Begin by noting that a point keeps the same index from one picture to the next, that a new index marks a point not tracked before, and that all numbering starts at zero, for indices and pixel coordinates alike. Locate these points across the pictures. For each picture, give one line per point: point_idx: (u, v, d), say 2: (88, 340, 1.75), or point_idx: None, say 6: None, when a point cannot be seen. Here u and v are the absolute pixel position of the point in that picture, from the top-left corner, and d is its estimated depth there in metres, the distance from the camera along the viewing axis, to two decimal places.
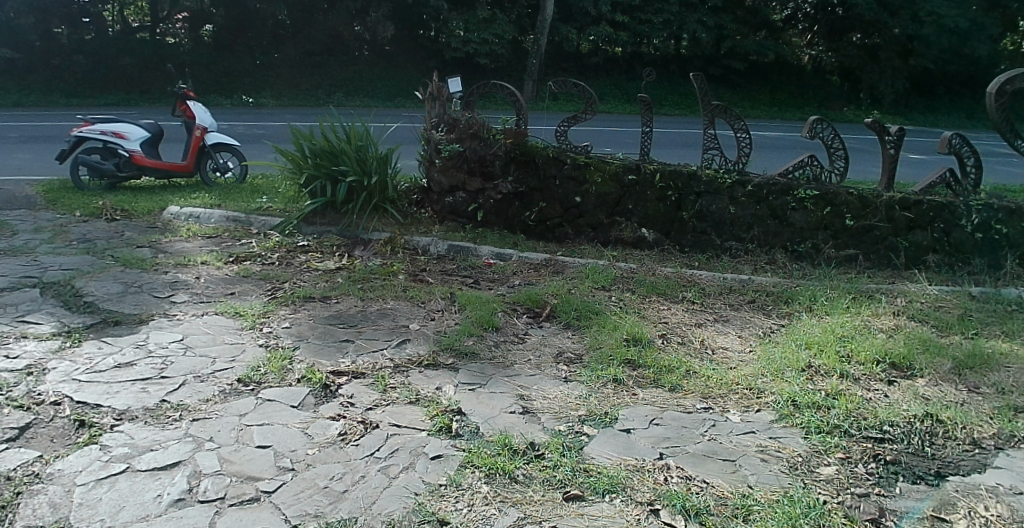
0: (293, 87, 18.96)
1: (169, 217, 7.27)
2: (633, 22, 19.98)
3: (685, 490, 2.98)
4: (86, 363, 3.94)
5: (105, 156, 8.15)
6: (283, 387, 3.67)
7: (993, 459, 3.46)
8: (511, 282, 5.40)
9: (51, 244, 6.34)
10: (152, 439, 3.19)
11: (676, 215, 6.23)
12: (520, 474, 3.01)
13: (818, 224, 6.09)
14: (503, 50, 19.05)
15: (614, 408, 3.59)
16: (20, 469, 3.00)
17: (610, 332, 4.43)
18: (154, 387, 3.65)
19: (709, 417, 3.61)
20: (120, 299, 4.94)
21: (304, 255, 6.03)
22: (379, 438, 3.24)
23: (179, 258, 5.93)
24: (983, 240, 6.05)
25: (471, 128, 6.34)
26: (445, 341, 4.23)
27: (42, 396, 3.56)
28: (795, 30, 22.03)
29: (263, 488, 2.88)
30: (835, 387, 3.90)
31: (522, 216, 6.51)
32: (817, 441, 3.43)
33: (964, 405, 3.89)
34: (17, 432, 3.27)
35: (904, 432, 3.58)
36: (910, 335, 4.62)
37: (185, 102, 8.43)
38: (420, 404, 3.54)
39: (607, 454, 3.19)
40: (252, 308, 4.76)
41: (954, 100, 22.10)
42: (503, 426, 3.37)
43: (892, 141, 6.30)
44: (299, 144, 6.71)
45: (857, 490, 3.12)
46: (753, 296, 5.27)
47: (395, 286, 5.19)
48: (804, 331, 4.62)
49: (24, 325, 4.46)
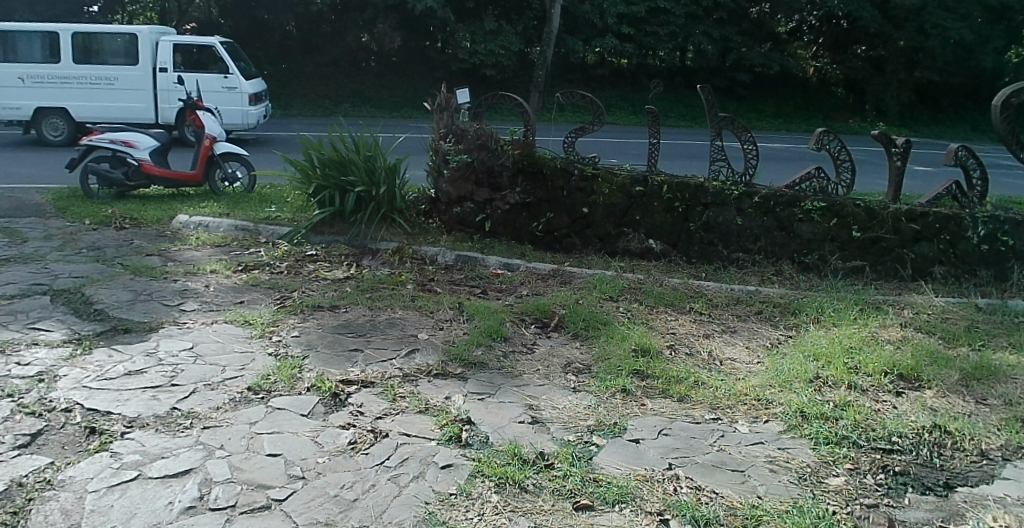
0: (299, 98, 19.14)
1: (178, 226, 7.32)
2: (639, 34, 20.08)
3: (694, 500, 2.98)
4: (97, 370, 3.98)
5: (114, 164, 8.26)
6: (294, 396, 3.67)
7: (1002, 470, 3.46)
8: (518, 293, 5.42)
9: (61, 251, 6.40)
10: (163, 447, 3.21)
11: (683, 226, 6.24)
12: (530, 483, 3.00)
13: (824, 236, 6.11)
14: (509, 61, 19.16)
15: (622, 419, 3.59)
16: (32, 475, 3.02)
17: (618, 342, 4.43)
18: (164, 395, 3.68)
19: (718, 427, 3.60)
20: (129, 307, 4.98)
21: (313, 264, 6.06)
22: (389, 447, 3.23)
23: (188, 266, 5.98)
24: (989, 252, 6.06)
25: (480, 139, 6.41)
26: (454, 351, 4.23)
27: (53, 403, 3.60)
28: (801, 43, 22.16)
29: (273, 496, 2.89)
30: (844, 398, 3.91)
31: (530, 227, 6.54)
32: (825, 452, 3.44)
33: (972, 417, 3.89)
34: (29, 438, 3.30)
35: (913, 443, 3.58)
36: (918, 346, 4.65)
37: (195, 112, 8.52)
38: (429, 413, 3.53)
39: (617, 464, 3.19)
40: (261, 317, 4.78)
41: (960, 112, 22.09)
42: (513, 435, 3.36)
43: (899, 153, 6.35)
44: (308, 154, 6.77)
45: (865, 501, 3.11)
46: (760, 307, 5.30)
47: (403, 295, 5.21)
48: (812, 342, 4.64)
49: (35, 332, 4.51)
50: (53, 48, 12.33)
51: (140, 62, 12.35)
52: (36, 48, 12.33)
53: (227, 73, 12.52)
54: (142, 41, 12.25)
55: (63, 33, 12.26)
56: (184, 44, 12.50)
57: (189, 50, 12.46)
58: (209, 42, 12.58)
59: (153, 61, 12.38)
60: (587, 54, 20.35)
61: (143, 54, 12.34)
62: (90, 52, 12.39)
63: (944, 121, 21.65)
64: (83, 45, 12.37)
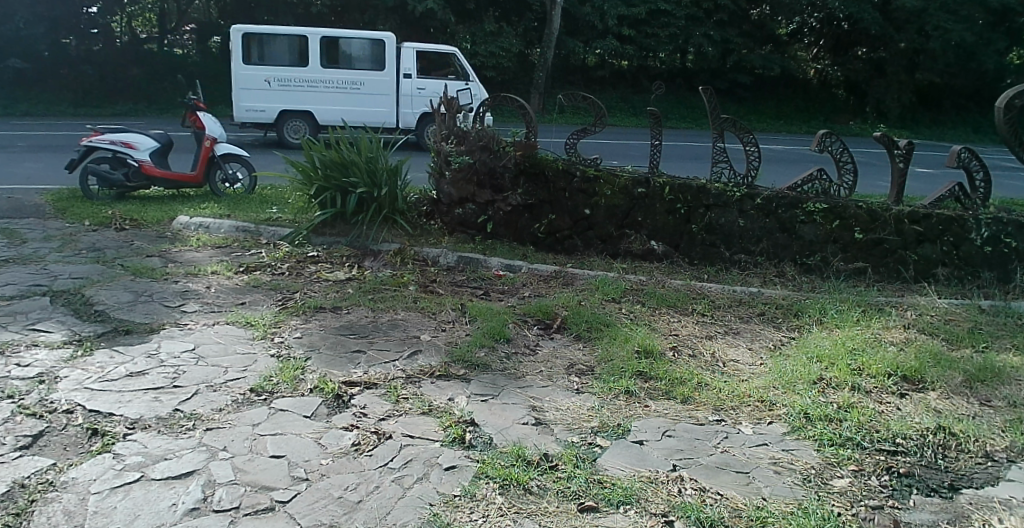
0: None
1: (179, 227, 7.32)
2: (639, 36, 20.09)
3: (699, 502, 2.97)
4: (98, 371, 3.97)
5: (114, 165, 8.26)
6: (297, 397, 3.66)
7: (1006, 472, 3.45)
8: (521, 294, 5.41)
9: (62, 252, 6.39)
10: (166, 448, 3.20)
11: (685, 227, 6.24)
12: (535, 485, 2.99)
13: (826, 238, 6.11)
14: (509, 63, 19.17)
15: (626, 420, 3.58)
16: (34, 476, 3.01)
17: (621, 343, 4.42)
18: (166, 396, 3.68)
19: (722, 429, 3.59)
20: (130, 308, 4.97)
21: (314, 266, 6.05)
22: (393, 448, 3.21)
23: (190, 267, 5.98)
24: (992, 253, 6.07)
25: (481, 140, 6.39)
26: (457, 352, 4.22)
27: (54, 404, 3.59)
28: (801, 45, 22.18)
29: (277, 497, 2.88)
30: (847, 400, 3.90)
31: (532, 228, 6.52)
32: (829, 453, 3.42)
33: (976, 418, 3.89)
34: (30, 439, 3.29)
35: (917, 444, 3.57)
36: (920, 348, 4.65)
37: (196, 113, 8.52)
38: (432, 414, 3.51)
39: (621, 465, 3.18)
40: (263, 318, 4.77)
41: (960, 114, 22.10)
42: (516, 437, 3.35)
43: (902, 155, 6.34)
44: (309, 155, 6.76)
45: (870, 502, 3.10)
46: (762, 309, 5.30)
47: (405, 297, 5.20)
48: (815, 344, 4.64)
49: (35, 333, 4.50)
50: (302, 52, 13.44)
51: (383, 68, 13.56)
52: (292, 50, 13.38)
53: (469, 81, 13.63)
54: (386, 48, 13.46)
55: (314, 39, 13.36)
56: (427, 51, 13.67)
57: (434, 57, 13.68)
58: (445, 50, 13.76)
59: (397, 67, 13.58)
60: (587, 56, 20.36)
61: (396, 60, 13.52)
62: (335, 55, 13.52)
63: (944, 123, 21.67)
64: (332, 49, 13.48)
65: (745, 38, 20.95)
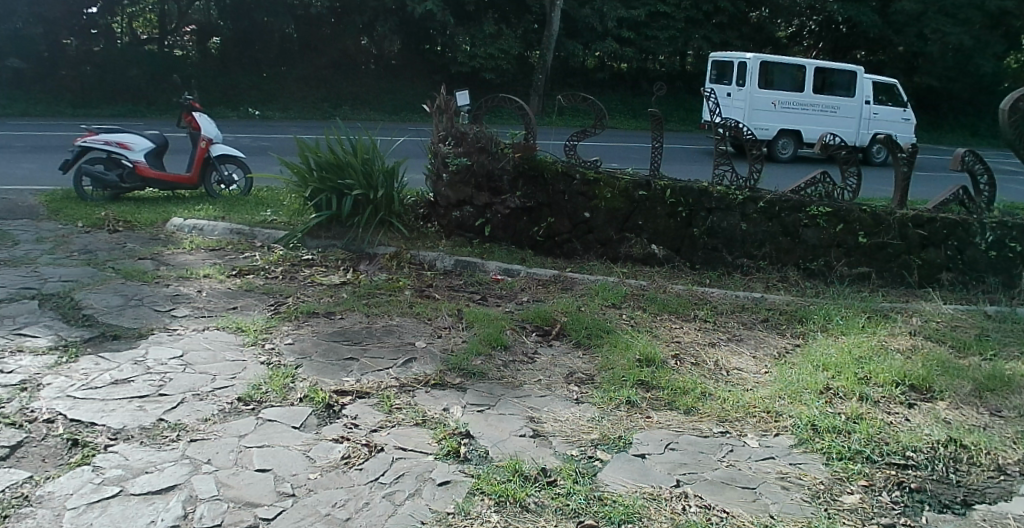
0: (297, 101, 19.02)
1: (172, 229, 7.19)
2: (639, 38, 20.00)
3: (704, 520, 2.84)
4: (83, 379, 3.84)
5: (109, 166, 8.11)
6: (285, 407, 3.53)
7: (1021, 486, 3.33)
8: (519, 299, 5.29)
9: (53, 254, 6.26)
10: (147, 461, 3.07)
11: (686, 231, 6.12)
12: (531, 502, 2.86)
13: (830, 242, 6.00)
14: (509, 65, 19.11)
15: (627, 432, 3.45)
16: (9, 490, 2.88)
17: (622, 351, 4.28)
18: (151, 405, 3.55)
19: (727, 441, 3.47)
20: (119, 313, 4.84)
21: (308, 269, 5.93)
22: (384, 462, 3.09)
23: (181, 271, 5.85)
24: (997, 258, 5.97)
25: (479, 142, 6.27)
26: (453, 360, 4.09)
27: (36, 413, 3.46)
28: (801, 47, 22.12)
29: (261, 515, 2.74)
30: (856, 411, 3.77)
31: (530, 232, 6.40)
32: (838, 468, 3.30)
33: (987, 429, 3.77)
34: (8, 450, 3.16)
35: (928, 457, 3.45)
36: (928, 357, 4.53)
37: (191, 114, 8.40)
38: (427, 425, 3.38)
39: (622, 481, 3.05)
40: (254, 323, 4.65)
41: (959, 117, 22.03)
42: (513, 450, 3.22)
43: (906, 158, 6.22)
44: (304, 157, 6.65)
45: (882, 520, 2.98)
46: (766, 315, 5.19)
47: (401, 301, 5.07)
48: (821, 352, 4.51)
49: (20, 338, 4.37)
50: (797, 81, 14.90)
51: (853, 95, 15.20)
52: (797, 77, 14.81)
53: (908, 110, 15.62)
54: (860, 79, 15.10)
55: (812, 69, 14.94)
56: (876, 82, 15.47)
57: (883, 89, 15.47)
58: (890, 83, 15.58)
59: (862, 95, 15.27)
60: (587, 58, 20.26)
61: (862, 87, 15.19)
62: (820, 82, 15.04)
63: (943, 126, 21.59)
64: (822, 79, 15.08)
65: (745, 41, 20.89)
